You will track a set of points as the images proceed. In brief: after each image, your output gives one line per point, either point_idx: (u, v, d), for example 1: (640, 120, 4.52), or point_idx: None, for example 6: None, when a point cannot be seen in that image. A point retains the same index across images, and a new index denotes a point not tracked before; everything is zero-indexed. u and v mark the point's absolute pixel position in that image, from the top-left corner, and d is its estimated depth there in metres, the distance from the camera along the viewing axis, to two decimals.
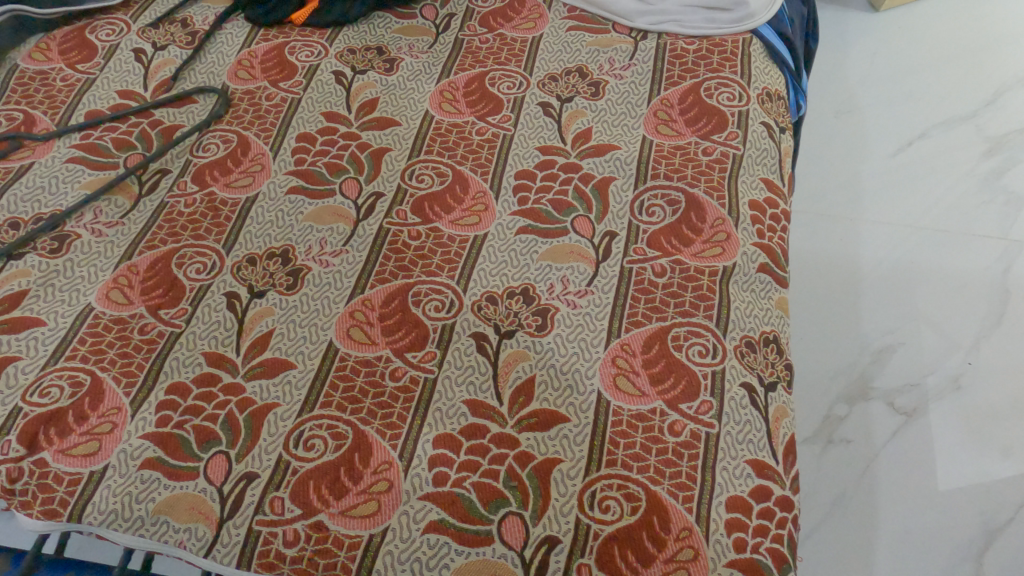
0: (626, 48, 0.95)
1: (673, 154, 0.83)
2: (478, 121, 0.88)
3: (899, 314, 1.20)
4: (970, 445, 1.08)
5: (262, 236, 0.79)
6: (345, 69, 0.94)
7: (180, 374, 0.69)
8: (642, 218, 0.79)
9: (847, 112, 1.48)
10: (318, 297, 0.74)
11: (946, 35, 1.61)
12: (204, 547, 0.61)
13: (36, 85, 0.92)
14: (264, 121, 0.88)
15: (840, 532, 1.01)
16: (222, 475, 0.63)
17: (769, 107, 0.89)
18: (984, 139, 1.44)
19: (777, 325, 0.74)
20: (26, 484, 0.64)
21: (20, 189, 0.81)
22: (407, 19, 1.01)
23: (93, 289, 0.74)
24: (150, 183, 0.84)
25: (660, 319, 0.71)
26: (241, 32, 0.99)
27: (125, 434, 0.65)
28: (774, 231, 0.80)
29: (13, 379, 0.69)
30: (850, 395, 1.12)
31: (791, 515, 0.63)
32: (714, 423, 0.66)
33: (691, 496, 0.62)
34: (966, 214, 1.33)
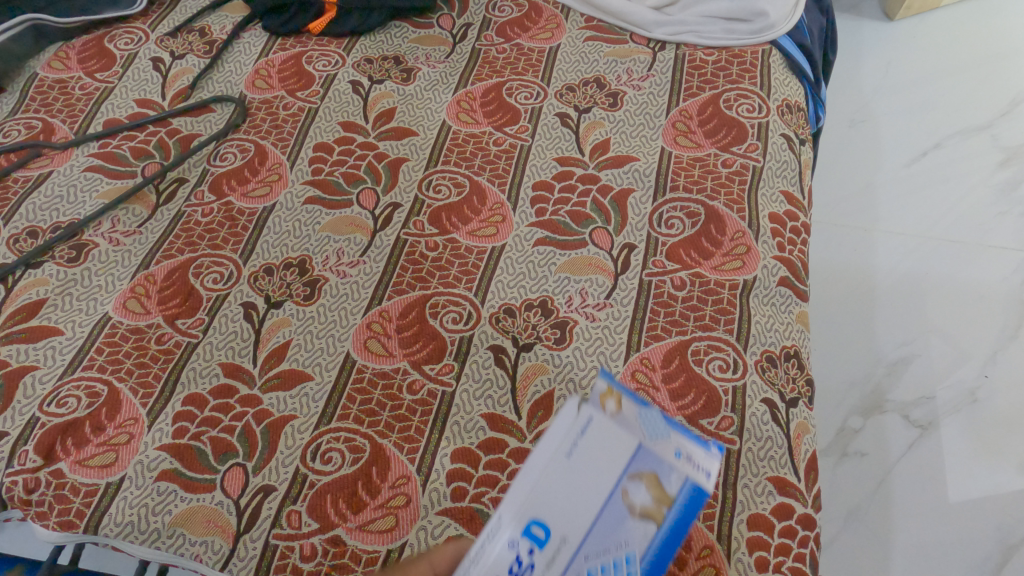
0: (644, 59, 0.95)
1: (692, 165, 0.83)
2: (495, 132, 0.88)
3: (915, 326, 1.19)
4: (986, 460, 1.06)
5: (279, 246, 0.79)
6: (362, 79, 0.94)
7: (197, 384, 0.69)
8: (662, 230, 0.78)
9: (862, 121, 1.48)
10: (335, 308, 0.74)
11: (962, 44, 1.60)
12: (221, 561, 0.60)
13: (55, 94, 0.92)
14: (282, 131, 0.88)
15: (855, 545, 0.99)
16: (239, 487, 0.63)
17: (789, 119, 0.88)
18: (999, 149, 1.42)
19: (798, 340, 0.73)
20: (43, 494, 0.64)
21: (40, 197, 0.82)
22: (424, 28, 1.01)
23: (110, 299, 0.74)
24: (168, 192, 0.84)
25: (680, 333, 0.71)
26: (259, 41, 0.99)
27: (142, 445, 0.65)
28: (794, 244, 0.78)
29: (31, 389, 0.69)
30: (865, 408, 1.11)
31: (813, 534, 0.62)
32: (735, 439, 0.65)
33: (712, 513, 0.61)
34: (981, 226, 1.32)
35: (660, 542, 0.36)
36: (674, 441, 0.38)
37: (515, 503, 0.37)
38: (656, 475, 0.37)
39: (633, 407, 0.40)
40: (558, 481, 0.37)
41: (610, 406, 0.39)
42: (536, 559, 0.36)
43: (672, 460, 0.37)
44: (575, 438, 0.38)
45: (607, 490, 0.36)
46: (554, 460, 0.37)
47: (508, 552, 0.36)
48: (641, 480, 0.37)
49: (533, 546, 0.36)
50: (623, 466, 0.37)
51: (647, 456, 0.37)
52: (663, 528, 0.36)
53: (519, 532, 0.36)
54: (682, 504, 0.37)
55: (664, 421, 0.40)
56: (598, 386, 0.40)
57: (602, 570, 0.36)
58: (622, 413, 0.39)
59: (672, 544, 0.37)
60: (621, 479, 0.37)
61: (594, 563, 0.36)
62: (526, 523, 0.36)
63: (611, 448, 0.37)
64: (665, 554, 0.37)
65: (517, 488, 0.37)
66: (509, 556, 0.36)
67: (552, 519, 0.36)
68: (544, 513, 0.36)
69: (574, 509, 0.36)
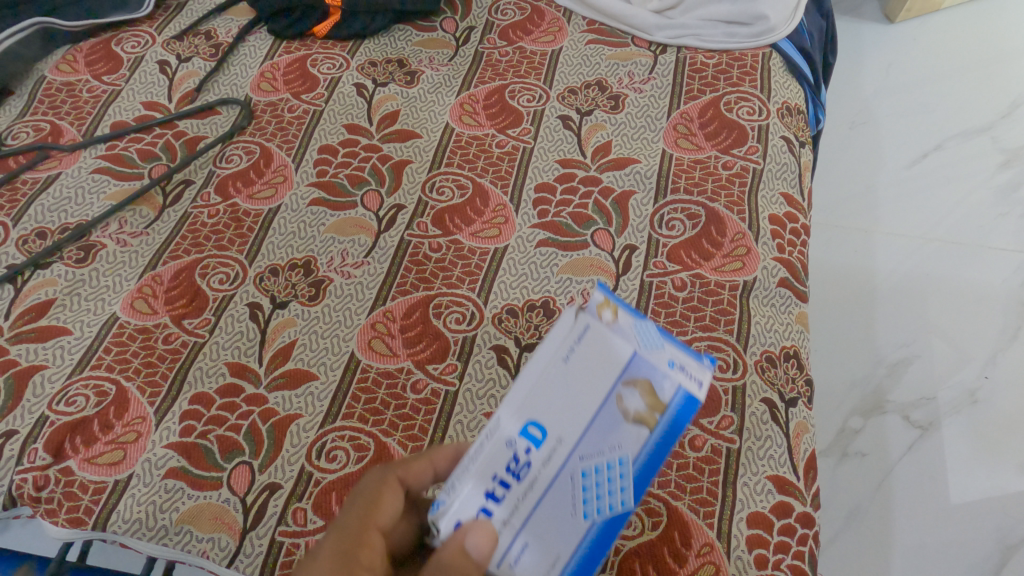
0: (645, 62, 0.96)
1: (693, 168, 0.84)
2: (498, 134, 0.89)
3: (915, 327, 1.19)
4: (986, 460, 1.07)
5: (284, 247, 0.80)
6: (366, 82, 0.95)
7: (203, 384, 0.70)
8: (663, 232, 0.79)
9: (863, 123, 1.48)
10: (339, 309, 0.75)
11: (962, 46, 1.60)
12: (227, 558, 0.61)
13: (63, 96, 0.93)
14: (286, 133, 0.89)
15: (855, 545, 1.00)
16: (245, 485, 0.64)
17: (789, 121, 0.89)
18: (1000, 151, 1.43)
19: (797, 340, 0.73)
20: (52, 492, 0.65)
21: (48, 199, 0.83)
22: (427, 32, 1.02)
23: (118, 299, 0.75)
24: (174, 194, 0.85)
25: (681, 333, 0.72)
26: (264, 44, 1.00)
27: (150, 444, 0.66)
28: (794, 245, 0.79)
29: (40, 388, 0.70)
30: (866, 408, 1.12)
31: (812, 532, 0.63)
32: (735, 438, 0.66)
33: (712, 511, 0.62)
34: (982, 227, 1.32)
35: (653, 446, 0.38)
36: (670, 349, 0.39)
37: (513, 404, 0.39)
38: (650, 380, 0.38)
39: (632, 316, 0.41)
40: (554, 385, 0.39)
41: (607, 312, 0.40)
42: (532, 457, 0.38)
43: (666, 367, 0.38)
44: (573, 343, 0.39)
45: (601, 393, 0.38)
46: (552, 364, 0.39)
47: (506, 450, 0.38)
48: (639, 384, 0.38)
49: (530, 445, 0.38)
50: (617, 371, 0.38)
51: (642, 363, 0.38)
52: (655, 433, 0.38)
53: (516, 433, 0.38)
54: (675, 409, 0.38)
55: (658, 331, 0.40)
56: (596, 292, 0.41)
57: (595, 471, 0.37)
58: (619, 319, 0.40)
59: (664, 450, 0.38)
60: (616, 384, 0.38)
61: (587, 463, 0.38)
62: (523, 424, 0.39)
63: (607, 355, 0.38)
64: (659, 460, 0.38)
65: (514, 391, 0.39)
66: (506, 454, 0.38)
67: (547, 421, 0.38)
68: (540, 415, 0.38)
69: (568, 412, 0.38)
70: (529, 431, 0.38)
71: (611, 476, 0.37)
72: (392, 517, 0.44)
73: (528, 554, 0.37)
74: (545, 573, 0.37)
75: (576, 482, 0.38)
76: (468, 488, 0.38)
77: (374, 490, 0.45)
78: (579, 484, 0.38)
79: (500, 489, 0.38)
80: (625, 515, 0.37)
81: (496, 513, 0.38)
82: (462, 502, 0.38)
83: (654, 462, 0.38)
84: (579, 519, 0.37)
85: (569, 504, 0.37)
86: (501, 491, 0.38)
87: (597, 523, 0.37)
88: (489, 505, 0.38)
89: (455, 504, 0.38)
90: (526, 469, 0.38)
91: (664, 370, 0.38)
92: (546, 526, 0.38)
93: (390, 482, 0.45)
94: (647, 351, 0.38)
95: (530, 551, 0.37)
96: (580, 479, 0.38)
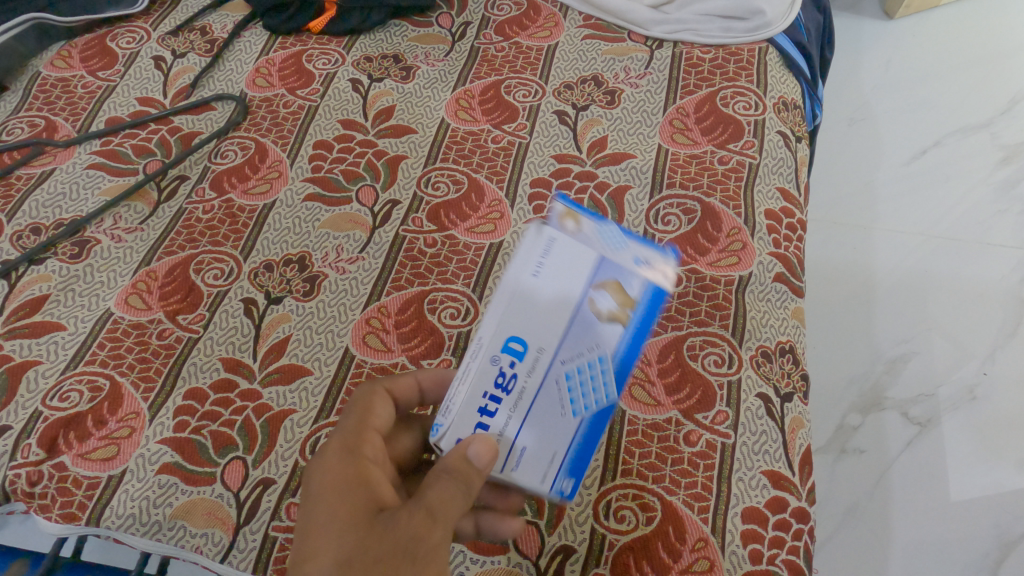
0: (642, 57, 0.95)
1: (689, 163, 0.83)
2: (493, 129, 0.88)
3: (914, 324, 1.19)
4: (985, 457, 1.07)
5: (279, 243, 0.79)
6: (361, 77, 0.95)
7: (197, 379, 0.70)
8: (658, 226, 0.79)
9: (861, 119, 1.48)
10: (334, 304, 0.75)
11: (961, 42, 1.60)
12: (221, 553, 0.61)
13: (57, 92, 0.93)
14: (282, 128, 0.89)
15: (853, 542, 1.00)
16: (239, 480, 0.64)
17: (785, 116, 0.88)
18: (999, 147, 1.43)
19: (793, 335, 0.73)
20: (45, 487, 0.64)
21: (43, 195, 0.83)
22: (423, 27, 1.02)
23: (112, 294, 0.75)
24: (169, 189, 0.84)
25: (676, 328, 0.72)
26: (260, 40, 1.00)
27: (143, 439, 0.66)
28: (790, 240, 0.79)
29: (34, 384, 0.69)
30: (864, 405, 1.12)
31: (808, 527, 0.62)
32: (730, 433, 0.65)
33: (707, 506, 0.62)
34: (981, 223, 1.32)
35: (626, 339, 0.41)
36: (632, 251, 0.42)
37: (492, 325, 0.41)
38: (618, 281, 0.40)
39: (593, 226, 0.42)
40: (526, 302, 0.40)
41: (570, 227, 0.41)
42: (518, 369, 0.41)
43: (631, 267, 0.41)
44: (539, 259, 0.40)
45: (572, 300, 0.40)
46: (524, 281, 0.40)
47: (492, 367, 0.41)
48: (608, 286, 0.41)
49: (513, 358, 0.41)
50: (585, 276, 0.40)
51: (607, 265, 0.40)
52: (627, 328, 0.41)
53: (499, 350, 0.41)
54: (645, 305, 0.41)
55: (620, 232, 0.43)
56: (555, 207, 0.42)
57: (578, 368, 0.41)
58: (581, 231, 0.42)
59: (639, 339, 0.41)
60: (586, 289, 0.40)
61: (570, 367, 0.41)
62: (504, 341, 0.41)
63: (573, 264, 0.40)
64: (634, 350, 0.41)
65: (492, 312, 0.41)
66: (493, 370, 0.41)
67: (526, 335, 0.41)
68: (519, 330, 0.41)
69: (546, 322, 0.40)
70: (513, 346, 0.41)
71: (592, 370, 0.41)
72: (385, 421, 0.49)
73: (529, 447, 0.42)
74: (546, 467, 0.42)
75: (562, 381, 0.41)
76: (464, 404, 0.42)
77: (366, 397, 0.49)
78: (564, 383, 0.41)
79: (494, 403, 0.41)
80: (609, 403, 0.41)
81: (495, 420, 0.42)
82: (461, 418, 0.42)
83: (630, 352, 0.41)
84: (569, 417, 0.42)
85: (558, 400, 0.41)
86: (495, 403, 0.41)
87: (585, 418, 0.42)
88: (487, 416, 0.42)
89: (457, 421, 0.42)
90: (514, 380, 0.41)
91: (629, 270, 0.41)
92: (541, 422, 0.42)
93: (380, 392, 0.49)
94: (612, 256, 0.41)
95: (531, 444, 0.42)
96: (564, 381, 0.41)
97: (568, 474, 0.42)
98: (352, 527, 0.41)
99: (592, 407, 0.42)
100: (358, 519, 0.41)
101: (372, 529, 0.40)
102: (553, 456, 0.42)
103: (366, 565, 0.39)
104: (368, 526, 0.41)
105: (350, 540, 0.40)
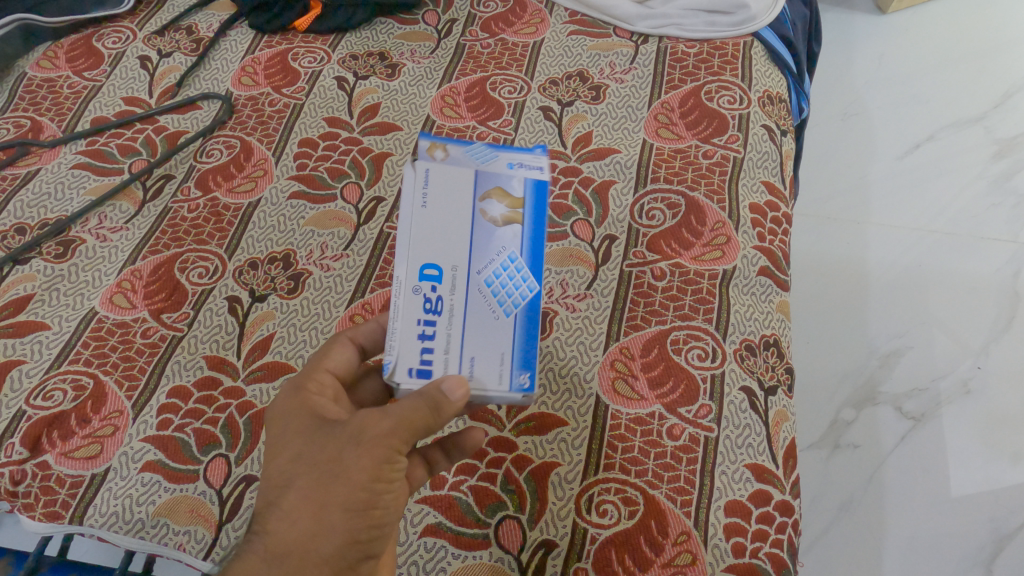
0: (627, 52, 0.95)
1: (673, 157, 0.83)
2: (478, 126, 0.88)
3: (906, 317, 1.19)
4: (979, 450, 1.06)
5: (263, 241, 0.79)
6: (347, 75, 0.95)
7: (181, 378, 0.70)
8: (642, 221, 0.79)
9: (853, 114, 1.48)
10: (318, 302, 0.75)
11: (953, 36, 1.60)
12: (203, 550, 0.61)
13: (43, 93, 0.93)
14: (267, 127, 0.89)
15: (847, 537, 1.00)
16: (221, 478, 0.64)
17: (770, 110, 0.88)
18: (992, 141, 1.42)
19: (777, 329, 0.73)
20: (29, 486, 0.64)
21: (28, 195, 0.83)
22: (409, 25, 1.02)
23: (97, 294, 0.75)
24: (154, 189, 0.84)
25: (660, 322, 0.72)
26: (245, 39, 1.00)
27: (127, 437, 0.66)
28: (775, 234, 0.79)
29: (17, 383, 0.69)
30: (857, 400, 1.12)
31: (791, 520, 0.62)
32: (713, 427, 0.65)
33: (690, 500, 0.62)
34: (974, 217, 1.32)
35: (527, 233, 0.46)
36: (503, 160, 0.48)
37: (405, 260, 0.44)
38: (500, 187, 0.46)
39: (460, 149, 0.48)
40: (428, 229, 0.44)
41: (439, 155, 0.47)
42: (441, 291, 0.44)
43: (506, 171, 0.47)
44: (423, 189, 0.45)
45: (465, 214, 0.45)
46: (416, 213, 0.45)
47: (417, 296, 0.44)
48: (492, 193, 0.46)
49: (433, 283, 0.44)
50: (471, 192, 0.46)
51: (486, 177, 0.46)
52: (524, 224, 0.46)
53: (417, 280, 0.44)
54: (531, 196, 0.46)
55: (489, 150, 0.49)
56: (421, 146, 0.47)
57: (493, 273, 0.45)
58: (450, 157, 0.47)
59: (539, 227, 0.46)
60: (475, 202, 0.45)
61: (486, 275, 0.45)
62: (419, 271, 0.44)
63: (454, 184, 0.45)
64: (538, 238, 0.46)
65: (400, 250, 0.45)
66: (418, 300, 0.44)
67: (438, 258, 0.44)
68: (430, 256, 0.44)
69: (450, 242, 0.45)
70: (430, 272, 0.44)
71: (508, 270, 0.45)
72: (342, 366, 0.51)
73: (477, 354, 0.44)
74: (497, 367, 0.44)
75: (485, 289, 0.45)
76: (402, 337, 0.44)
77: (325, 346, 0.51)
78: (487, 290, 0.45)
79: (429, 327, 0.44)
80: (535, 294, 0.46)
81: (436, 343, 0.44)
82: (404, 349, 0.44)
83: (535, 244, 0.46)
84: (502, 318, 0.45)
85: (488, 306, 0.45)
86: (431, 327, 0.44)
87: (518, 314, 0.46)
88: (428, 341, 0.44)
89: (400, 356, 0.44)
90: (441, 301, 0.44)
91: (505, 174, 0.46)
92: (478, 331, 0.45)
93: (341, 340, 0.51)
94: (486, 168, 0.47)
95: (476, 353, 0.44)
96: (485, 289, 0.45)
97: (521, 368, 0.45)
98: (301, 441, 0.44)
99: (521, 302, 0.46)
100: (306, 431, 0.45)
101: (316, 437, 0.44)
102: (501, 356, 0.45)
103: (308, 473, 0.43)
104: (315, 437, 0.44)
105: (299, 451, 0.44)
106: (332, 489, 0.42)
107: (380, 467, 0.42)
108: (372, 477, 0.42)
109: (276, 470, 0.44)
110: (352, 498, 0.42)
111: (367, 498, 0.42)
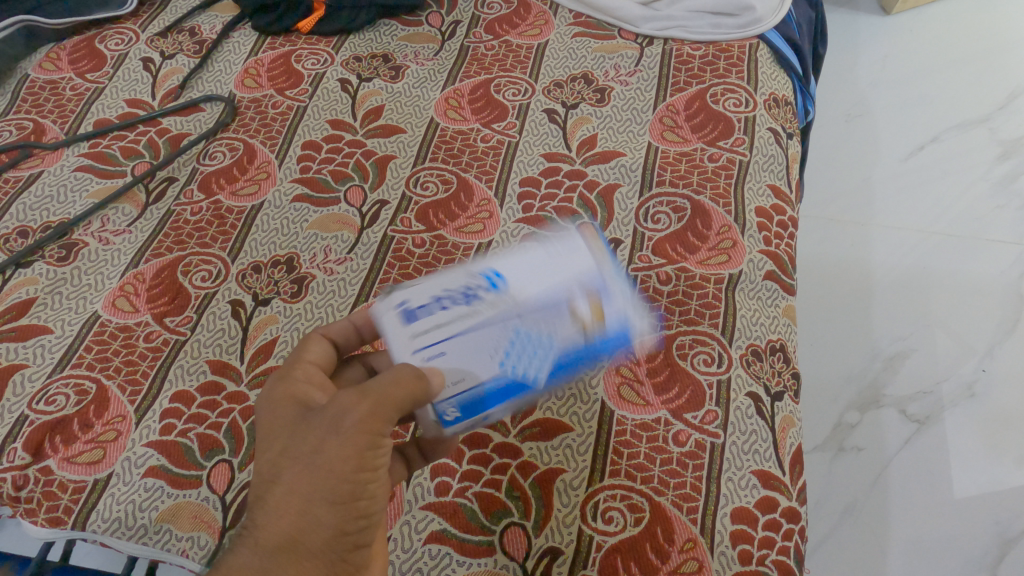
0: (632, 54, 0.95)
1: (679, 160, 0.83)
2: (482, 129, 0.88)
3: (911, 320, 1.18)
4: (985, 454, 1.06)
5: (267, 244, 0.79)
6: (350, 77, 0.94)
7: (184, 382, 0.69)
8: (648, 225, 0.78)
9: (858, 115, 1.48)
10: (321, 305, 0.74)
11: (958, 37, 1.59)
12: (206, 556, 0.61)
13: (46, 95, 0.93)
14: (270, 130, 0.89)
15: (851, 541, 0.99)
16: (224, 483, 0.63)
17: (776, 113, 0.88)
18: (998, 142, 1.42)
19: (784, 334, 0.72)
20: (32, 491, 0.64)
21: (31, 197, 0.82)
22: (413, 26, 1.02)
23: (100, 297, 0.75)
24: (157, 192, 0.84)
25: (665, 327, 0.71)
26: (249, 41, 1.00)
27: (129, 442, 0.66)
28: (781, 238, 0.78)
29: (19, 388, 0.69)
30: (862, 403, 1.11)
31: (797, 527, 0.61)
32: (719, 433, 0.65)
33: (696, 507, 0.61)
34: (980, 219, 1.31)
35: (577, 343, 0.48)
36: (626, 298, 0.50)
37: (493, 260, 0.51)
38: (603, 296, 0.49)
39: (612, 256, 0.52)
40: (522, 265, 0.50)
41: (597, 244, 0.52)
42: (483, 295, 0.49)
43: (619, 302, 0.49)
44: (557, 244, 0.51)
45: (558, 285, 0.49)
46: (535, 253, 0.51)
47: (467, 280, 0.50)
48: (592, 298, 0.49)
49: (487, 286, 0.50)
50: (576, 274, 0.49)
51: (602, 283, 0.49)
52: (585, 338, 0.48)
53: (483, 274, 0.50)
54: (610, 333, 0.48)
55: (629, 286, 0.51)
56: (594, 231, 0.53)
57: (528, 331, 0.48)
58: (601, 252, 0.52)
59: (587, 350, 0.48)
60: (574, 284, 0.49)
61: (519, 326, 0.48)
62: (490, 272, 0.50)
63: (574, 261, 0.50)
64: (579, 355, 0.48)
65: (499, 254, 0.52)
66: (468, 283, 0.50)
67: (507, 280, 0.50)
68: (505, 272, 0.50)
69: (525, 284, 0.49)
70: (492, 281, 0.50)
71: (536, 345, 0.48)
72: (321, 358, 0.50)
73: (445, 355, 0.48)
74: (448, 380, 0.48)
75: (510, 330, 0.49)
76: (433, 291, 0.50)
77: (301, 342, 0.51)
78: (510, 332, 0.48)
79: (448, 304, 0.49)
80: (530, 378, 0.48)
81: (438, 316, 0.49)
82: (420, 298, 0.50)
83: (572, 350, 0.48)
84: (493, 362, 0.48)
85: (495, 344, 0.48)
86: (449, 305, 0.49)
87: (504, 372, 0.48)
88: (437, 308, 0.49)
89: (415, 296, 0.50)
90: (476, 301, 0.49)
91: (614, 304, 0.49)
92: (470, 348, 0.48)
93: (315, 336, 0.51)
94: (609, 284, 0.50)
95: (448, 355, 0.48)
96: (511, 333, 0.48)
97: (457, 406, 0.48)
98: (284, 434, 0.44)
99: (515, 368, 0.48)
100: (290, 422, 0.45)
101: (298, 427, 0.44)
102: (459, 379, 0.48)
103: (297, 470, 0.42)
104: (297, 429, 0.44)
105: (282, 444, 0.44)
106: (320, 481, 0.42)
107: (363, 456, 0.43)
108: (357, 466, 0.42)
109: (265, 468, 0.44)
110: (336, 491, 0.42)
111: (353, 489, 0.42)
